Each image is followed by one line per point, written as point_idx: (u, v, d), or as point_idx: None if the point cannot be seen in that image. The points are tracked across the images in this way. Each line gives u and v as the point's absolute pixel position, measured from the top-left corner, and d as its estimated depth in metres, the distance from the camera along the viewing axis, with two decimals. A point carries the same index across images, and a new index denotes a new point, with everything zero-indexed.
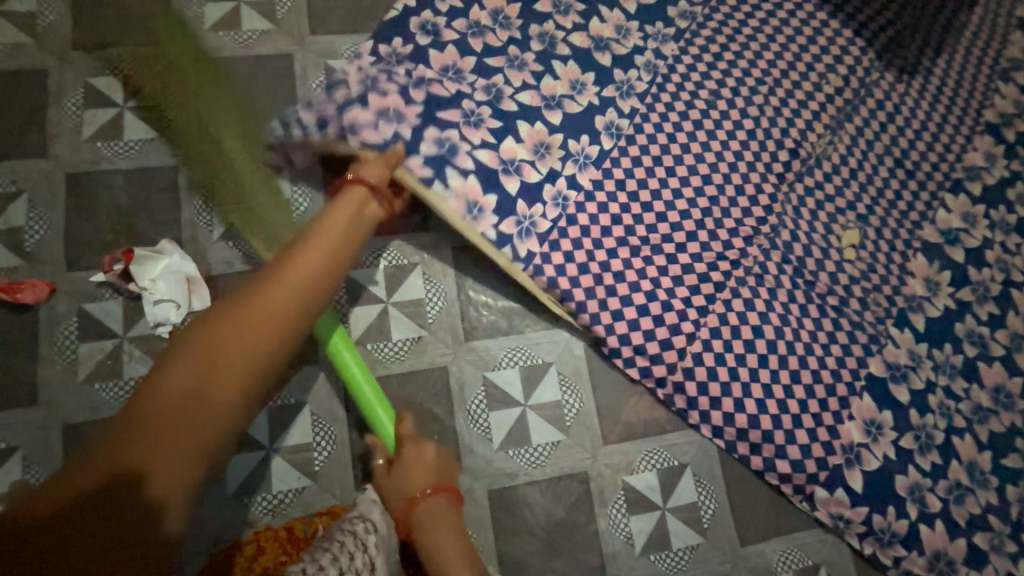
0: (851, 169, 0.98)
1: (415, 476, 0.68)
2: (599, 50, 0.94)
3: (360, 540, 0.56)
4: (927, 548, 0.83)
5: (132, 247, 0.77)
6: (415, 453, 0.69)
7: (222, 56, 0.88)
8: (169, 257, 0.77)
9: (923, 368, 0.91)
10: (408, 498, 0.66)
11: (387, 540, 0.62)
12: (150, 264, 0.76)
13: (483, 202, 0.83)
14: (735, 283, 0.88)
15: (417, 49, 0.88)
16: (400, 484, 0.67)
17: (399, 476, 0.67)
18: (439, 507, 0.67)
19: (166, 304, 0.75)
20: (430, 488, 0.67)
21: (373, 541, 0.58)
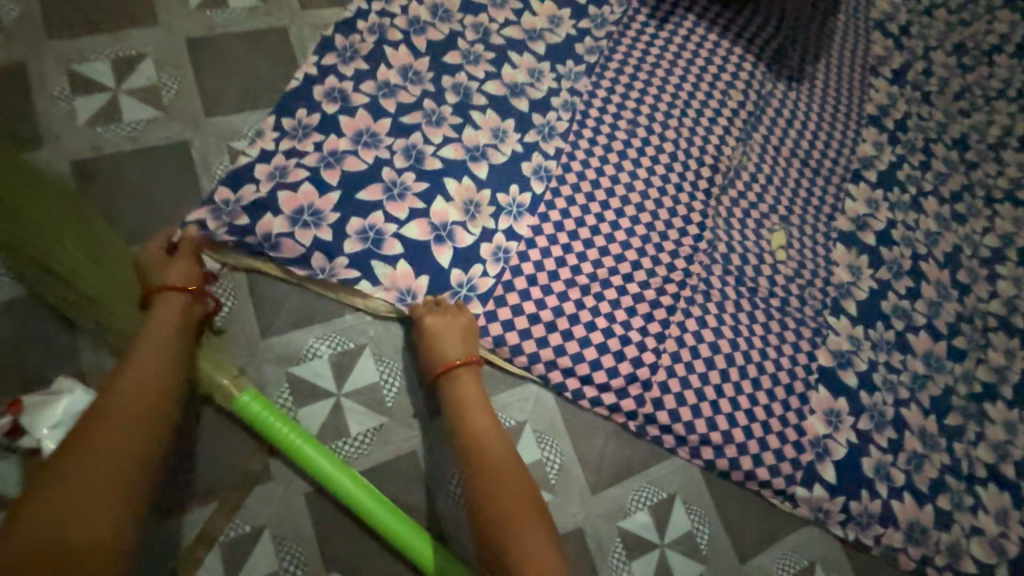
0: (766, 174, 1.04)
1: (451, 348, 0.73)
2: (515, 96, 0.94)
3: None
4: (902, 521, 0.87)
5: (21, 396, 0.65)
6: (442, 330, 0.74)
7: (105, 154, 0.78)
8: (70, 395, 0.66)
9: (864, 349, 0.97)
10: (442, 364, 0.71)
11: None
12: (46, 411, 0.65)
13: (416, 282, 0.79)
14: (686, 304, 0.90)
15: (327, 118, 0.84)
16: (437, 354, 0.72)
17: (436, 337, 0.73)
18: (467, 380, 0.71)
19: None
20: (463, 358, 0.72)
21: None
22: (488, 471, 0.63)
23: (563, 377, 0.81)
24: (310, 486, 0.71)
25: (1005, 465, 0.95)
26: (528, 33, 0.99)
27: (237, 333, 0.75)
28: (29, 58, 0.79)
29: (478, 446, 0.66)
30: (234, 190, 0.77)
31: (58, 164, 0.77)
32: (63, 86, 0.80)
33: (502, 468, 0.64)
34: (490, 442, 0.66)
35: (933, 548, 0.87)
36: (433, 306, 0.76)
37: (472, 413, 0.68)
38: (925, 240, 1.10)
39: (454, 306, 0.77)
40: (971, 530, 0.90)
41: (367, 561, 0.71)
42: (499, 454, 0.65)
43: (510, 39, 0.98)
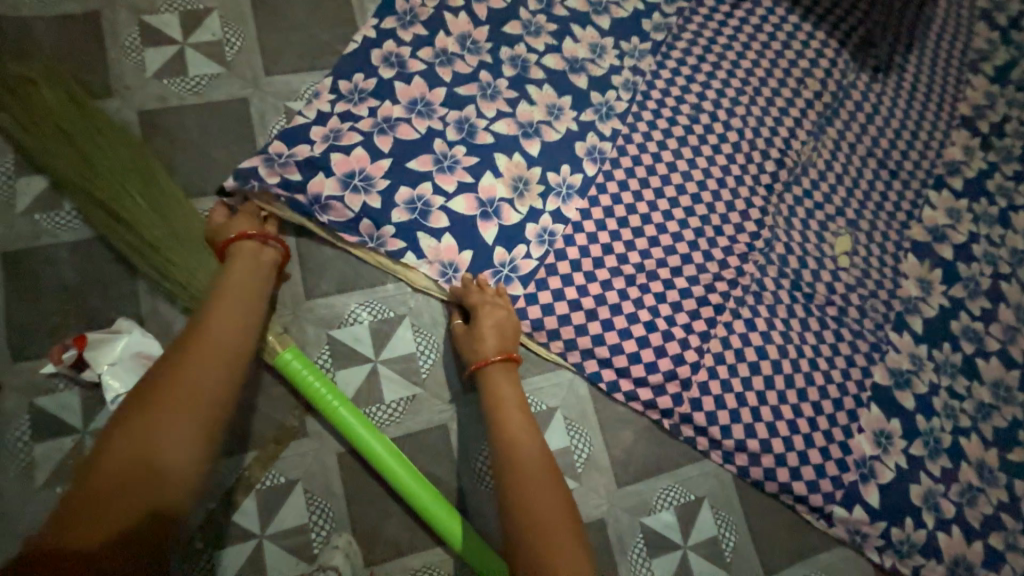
0: (837, 173, 0.97)
1: (492, 343, 0.72)
2: (574, 72, 0.90)
3: None
4: (947, 555, 0.82)
5: (86, 332, 0.70)
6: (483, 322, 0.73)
7: (170, 106, 0.80)
8: (128, 335, 0.70)
9: (925, 370, 0.90)
10: (481, 358, 0.71)
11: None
12: (106, 347, 0.69)
13: (459, 257, 0.78)
14: (735, 304, 0.85)
15: (382, 84, 0.82)
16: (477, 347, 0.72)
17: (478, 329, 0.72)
18: (506, 375, 0.71)
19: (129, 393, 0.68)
20: (500, 354, 0.71)
21: None
22: (519, 473, 0.63)
23: (599, 367, 0.79)
24: (343, 447, 0.73)
25: None
26: (594, 6, 0.94)
27: (283, 291, 0.76)
28: (104, 7, 0.81)
29: (512, 445, 0.65)
30: (289, 148, 0.77)
31: (126, 113, 0.79)
32: (134, 37, 0.81)
33: (539, 476, 0.63)
34: (524, 446, 0.65)
35: None
36: (477, 290, 0.75)
37: (506, 413, 0.68)
38: (1010, 258, 1.00)
39: (495, 292, 0.76)
40: None
41: (392, 525, 0.72)
42: (535, 461, 0.64)
43: (574, 11, 0.93)
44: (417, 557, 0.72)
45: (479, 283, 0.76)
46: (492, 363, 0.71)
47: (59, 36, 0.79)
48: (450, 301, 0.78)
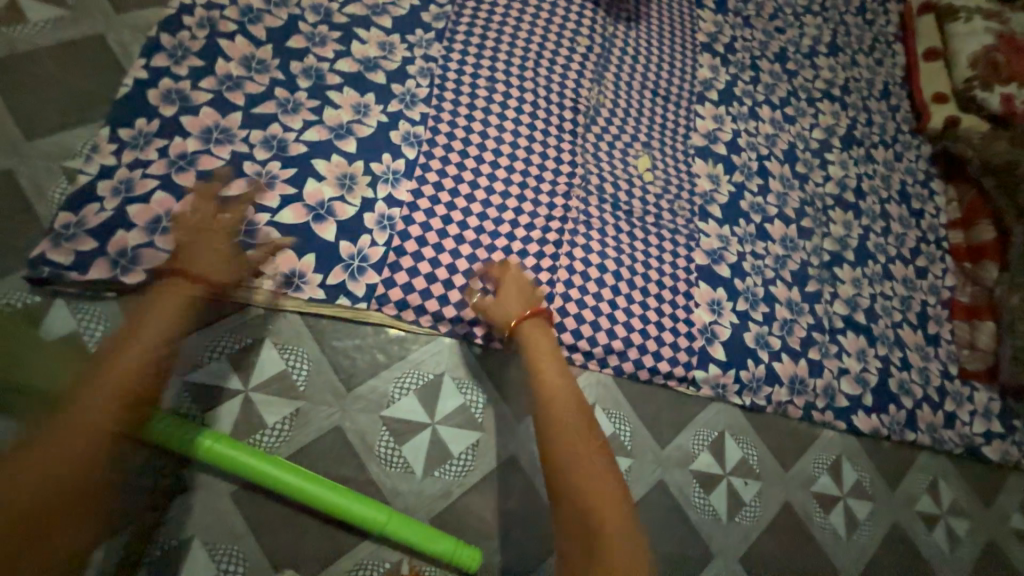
0: (623, 108, 1.14)
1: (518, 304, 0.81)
2: (370, 70, 0.95)
3: None
4: (784, 378, 1.01)
5: None
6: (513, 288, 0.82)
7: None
8: None
9: (732, 245, 1.11)
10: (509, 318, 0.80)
11: None
12: None
13: (299, 265, 0.79)
14: (570, 236, 0.97)
15: (168, 121, 0.80)
16: (502, 311, 0.81)
17: (507, 293, 0.82)
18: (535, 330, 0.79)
19: None
20: (527, 311, 0.79)
21: None
22: (558, 413, 0.70)
23: (468, 325, 0.85)
24: (236, 485, 0.71)
25: (856, 314, 1.15)
26: (371, 8, 1.00)
27: None
28: None
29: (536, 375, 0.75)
30: (76, 212, 0.72)
31: None
32: None
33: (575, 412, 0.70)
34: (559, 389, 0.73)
35: (812, 393, 1.03)
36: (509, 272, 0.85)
37: (539, 362, 0.76)
38: (766, 142, 1.26)
39: (516, 272, 0.85)
40: (839, 372, 1.06)
41: (311, 540, 0.71)
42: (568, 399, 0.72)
43: (354, 16, 0.98)
44: (346, 559, 0.72)
45: (488, 267, 0.87)
46: (523, 320, 0.79)
47: None
48: (306, 309, 0.79)
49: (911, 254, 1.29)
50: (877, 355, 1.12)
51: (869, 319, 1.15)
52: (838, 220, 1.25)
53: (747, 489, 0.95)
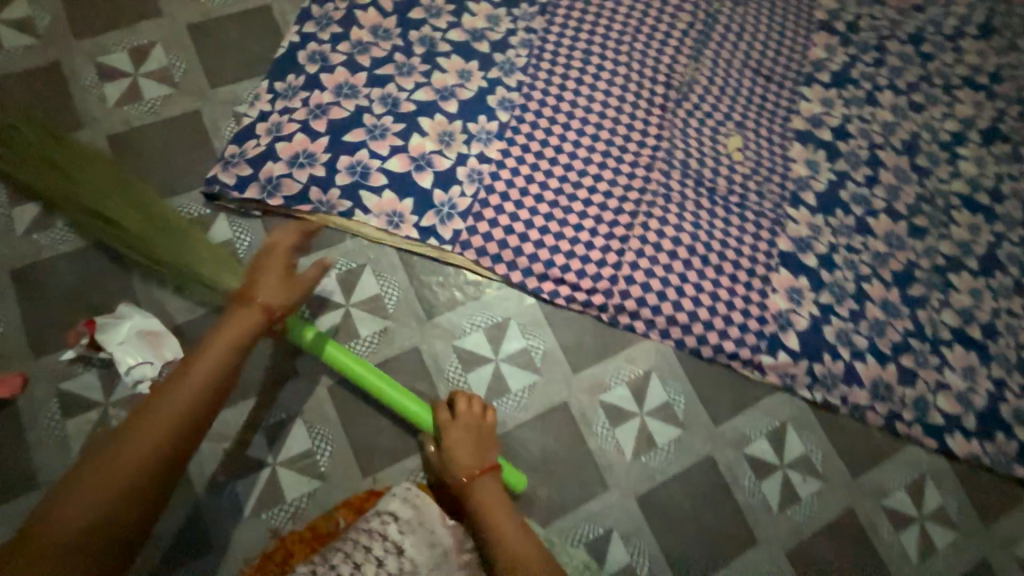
0: (720, 86, 1.12)
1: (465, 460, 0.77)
2: (477, 40, 1.05)
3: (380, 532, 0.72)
4: (866, 380, 0.94)
5: (94, 318, 0.81)
6: (461, 435, 0.79)
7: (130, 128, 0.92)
8: (131, 318, 0.81)
9: (824, 235, 1.04)
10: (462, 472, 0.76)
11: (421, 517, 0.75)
12: (114, 328, 0.80)
13: (399, 207, 0.91)
14: (647, 207, 0.99)
15: (311, 78, 0.96)
16: (454, 465, 0.77)
17: (450, 447, 0.78)
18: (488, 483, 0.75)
19: (141, 364, 0.79)
20: (478, 469, 0.76)
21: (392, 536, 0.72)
22: None
23: (536, 280, 0.92)
24: (331, 381, 0.85)
25: (969, 327, 1.02)
26: None
27: (255, 262, 0.88)
28: (64, 57, 0.95)
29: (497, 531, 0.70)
30: (240, 146, 0.90)
31: (99, 139, 0.92)
32: (92, 77, 0.94)
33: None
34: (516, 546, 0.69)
35: (899, 402, 0.94)
36: (462, 408, 0.81)
37: (500, 522, 0.72)
38: (881, 131, 1.15)
39: (469, 404, 0.82)
40: (937, 385, 0.96)
41: (385, 437, 0.84)
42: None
43: None
44: (413, 459, 0.83)
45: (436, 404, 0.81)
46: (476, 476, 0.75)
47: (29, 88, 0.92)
48: (401, 246, 0.91)
49: None
50: (989, 376, 0.99)
51: (986, 335, 1.02)
52: (962, 222, 1.11)
53: (806, 485, 0.90)
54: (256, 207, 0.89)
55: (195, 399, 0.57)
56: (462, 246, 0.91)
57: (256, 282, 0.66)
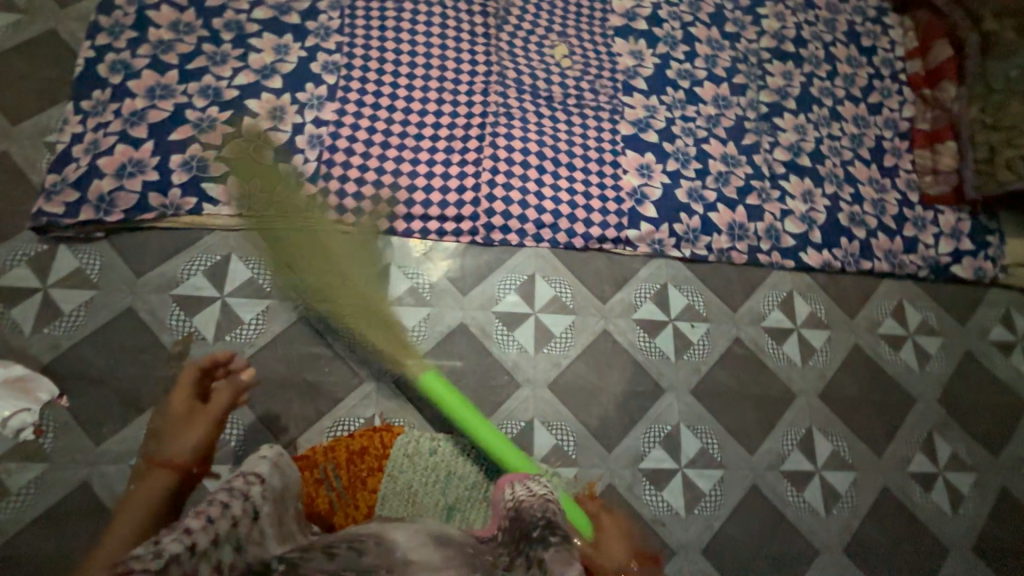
0: (534, 3, 1.17)
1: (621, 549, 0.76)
2: (284, 13, 1.04)
3: (241, 492, 0.52)
4: (722, 226, 1.05)
5: None
6: None
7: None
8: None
9: (660, 112, 1.13)
10: None
11: (284, 491, 0.60)
12: None
13: (248, 190, 0.91)
14: (492, 129, 1.04)
15: (118, 89, 0.93)
16: None
17: None
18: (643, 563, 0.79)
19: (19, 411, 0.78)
20: None
21: (259, 492, 0.54)
22: None
23: (403, 223, 0.95)
24: None
25: (799, 158, 1.15)
26: None
27: (113, 282, 0.86)
28: None
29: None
30: (60, 173, 0.87)
31: None
32: None
33: None
34: None
35: (754, 237, 1.06)
36: None
37: None
38: (690, 9, 1.25)
39: None
40: (781, 214, 1.08)
41: (296, 406, 0.85)
42: None
43: None
44: (328, 418, 0.86)
45: None
46: None
47: None
48: (261, 226, 0.92)
49: (862, 92, 1.25)
50: (824, 194, 1.12)
51: (816, 161, 1.15)
52: (776, 72, 1.23)
53: (694, 330, 1.01)
54: (95, 228, 0.87)
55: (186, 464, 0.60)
56: (322, 209, 0.92)
57: (163, 446, 0.63)
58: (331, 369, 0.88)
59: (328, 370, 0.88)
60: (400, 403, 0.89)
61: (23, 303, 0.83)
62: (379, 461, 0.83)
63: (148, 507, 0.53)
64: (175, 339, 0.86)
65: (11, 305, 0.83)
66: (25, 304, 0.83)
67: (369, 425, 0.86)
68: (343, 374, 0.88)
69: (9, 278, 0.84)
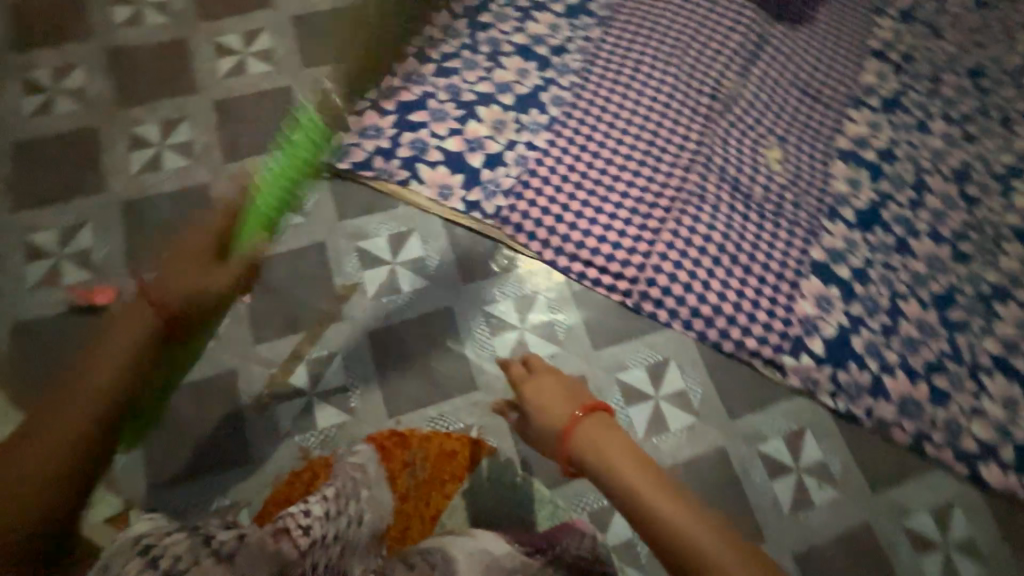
0: (764, 102, 1.16)
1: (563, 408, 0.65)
2: (537, 44, 1.15)
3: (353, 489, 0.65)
4: (893, 395, 0.93)
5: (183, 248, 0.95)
6: None
7: (252, 91, 1.09)
8: None
9: (860, 249, 1.04)
10: None
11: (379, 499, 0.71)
12: None
13: (450, 182, 1.01)
14: (681, 205, 1.03)
15: (388, 65, 1.09)
16: None
17: None
18: (599, 420, 0.62)
19: None
20: None
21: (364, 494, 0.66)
22: None
23: (567, 260, 0.98)
24: (371, 328, 0.93)
25: (1013, 358, 0.98)
26: None
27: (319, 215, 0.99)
28: (189, 35, 1.12)
29: (606, 457, 0.57)
30: None
31: (205, 104, 1.07)
32: (210, 53, 1.12)
33: None
34: None
35: (928, 422, 0.92)
36: None
37: None
38: (931, 156, 1.15)
39: None
40: (970, 411, 0.93)
41: (412, 384, 0.90)
42: None
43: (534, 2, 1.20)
44: (434, 408, 0.89)
45: None
46: None
47: (158, 58, 1.10)
48: (447, 216, 1.00)
49: None
50: None
51: None
52: (1015, 253, 1.07)
53: (820, 491, 0.90)
54: (325, 169, 1.01)
55: (88, 399, 0.53)
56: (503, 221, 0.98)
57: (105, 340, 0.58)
58: (454, 364, 0.92)
59: (450, 364, 0.92)
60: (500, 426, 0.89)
61: None
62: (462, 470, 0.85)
63: (37, 468, 0.50)
64: (344, 282, 0.95)
65: None
66: None
67: (465, 432, 0.88)
68: (463, 374, 0.91)
69: None
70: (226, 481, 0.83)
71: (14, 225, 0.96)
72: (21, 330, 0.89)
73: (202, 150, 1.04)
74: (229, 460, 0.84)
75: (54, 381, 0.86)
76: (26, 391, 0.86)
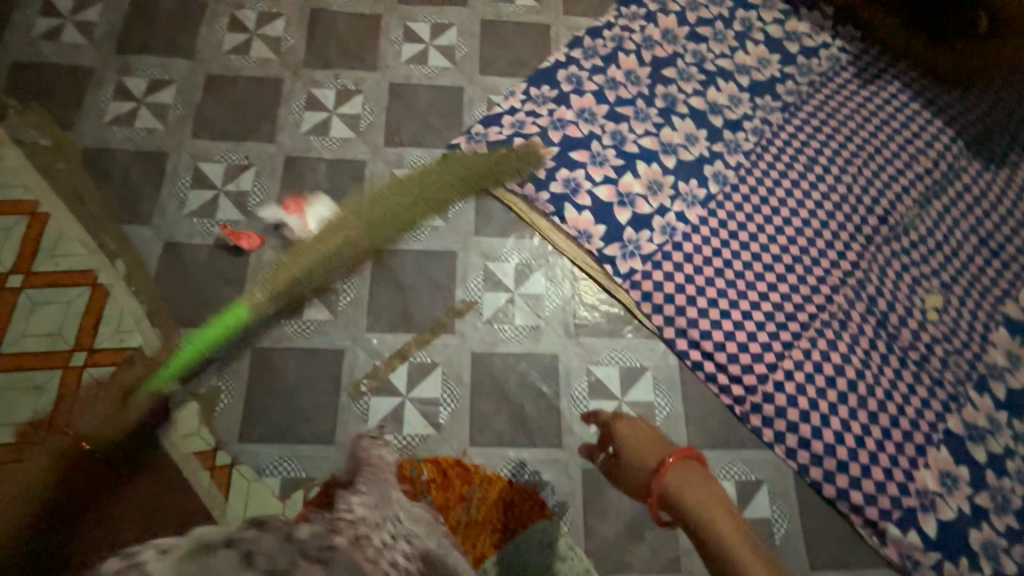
0: (937, 240, 1.07)
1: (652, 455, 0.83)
2: (713, 113, 1.11)
3: None
4: None
5: (297, 194, 1.00)
6: None
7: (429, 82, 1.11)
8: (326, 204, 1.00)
9: (1003, 434, 0.94)
10: None
11: None
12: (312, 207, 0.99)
13: (592, 230, 0.99)
14: (820, 325, 0.97)
15: (562, 95, 1.09)
16: None
17: None
18: (688, 470, 0.82)
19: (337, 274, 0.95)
20: None
21: None
22: None
23: (687, 344, 0.94)
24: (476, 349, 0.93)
25: None
26: (738, 67, 1.17)
27: (457, 223, 1.00)
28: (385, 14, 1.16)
29: (700, 506, 0.78)
30: (485, 128, 1.05)
31: (382, 83, 1.11)
32: (398, 35, 1.15)
33: None
34: None
35: None
36: None
37: None
38: None
39: None
40: None
41: (501, 420, 0.89)
42: None
43: (721, 69, 1.16)
44: (514, 451, 0.87)
45: None
46: None
47: (352, 28, 1.14)
48: (579, 261, 0.99)
49: None
50: None
51: None
52: None
53: None
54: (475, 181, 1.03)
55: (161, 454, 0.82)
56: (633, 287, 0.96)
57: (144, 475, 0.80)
58: (546, 414, 0.90)
59: (543, 412, 0.90)
60: (573, 492, 0.86)
61: (400, 195, 1.01)
62: (518, 525, 0.83)
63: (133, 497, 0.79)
64: (463, 297, 0.96)
65: (392, 191, 1.02)
66: (400, 197, 1.01)
67: (533, 487, 0.86)
68: (552, 427, 0.89)
69: (403, 173, 1.03)
70: (307, 454, 0.85)
71: (189, 149, 1.02)
72: (173, 251, 0.95)
73: (368, 127, 1.07)
74: (316, 435, 0.86)
75: (190, 309, 0.91)
76: (162, 309, 0.91)
